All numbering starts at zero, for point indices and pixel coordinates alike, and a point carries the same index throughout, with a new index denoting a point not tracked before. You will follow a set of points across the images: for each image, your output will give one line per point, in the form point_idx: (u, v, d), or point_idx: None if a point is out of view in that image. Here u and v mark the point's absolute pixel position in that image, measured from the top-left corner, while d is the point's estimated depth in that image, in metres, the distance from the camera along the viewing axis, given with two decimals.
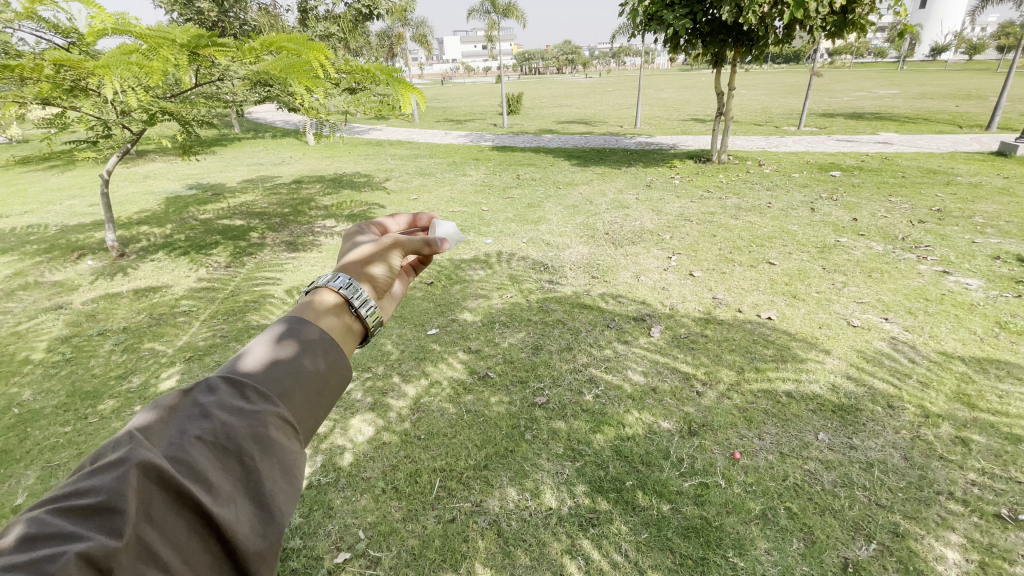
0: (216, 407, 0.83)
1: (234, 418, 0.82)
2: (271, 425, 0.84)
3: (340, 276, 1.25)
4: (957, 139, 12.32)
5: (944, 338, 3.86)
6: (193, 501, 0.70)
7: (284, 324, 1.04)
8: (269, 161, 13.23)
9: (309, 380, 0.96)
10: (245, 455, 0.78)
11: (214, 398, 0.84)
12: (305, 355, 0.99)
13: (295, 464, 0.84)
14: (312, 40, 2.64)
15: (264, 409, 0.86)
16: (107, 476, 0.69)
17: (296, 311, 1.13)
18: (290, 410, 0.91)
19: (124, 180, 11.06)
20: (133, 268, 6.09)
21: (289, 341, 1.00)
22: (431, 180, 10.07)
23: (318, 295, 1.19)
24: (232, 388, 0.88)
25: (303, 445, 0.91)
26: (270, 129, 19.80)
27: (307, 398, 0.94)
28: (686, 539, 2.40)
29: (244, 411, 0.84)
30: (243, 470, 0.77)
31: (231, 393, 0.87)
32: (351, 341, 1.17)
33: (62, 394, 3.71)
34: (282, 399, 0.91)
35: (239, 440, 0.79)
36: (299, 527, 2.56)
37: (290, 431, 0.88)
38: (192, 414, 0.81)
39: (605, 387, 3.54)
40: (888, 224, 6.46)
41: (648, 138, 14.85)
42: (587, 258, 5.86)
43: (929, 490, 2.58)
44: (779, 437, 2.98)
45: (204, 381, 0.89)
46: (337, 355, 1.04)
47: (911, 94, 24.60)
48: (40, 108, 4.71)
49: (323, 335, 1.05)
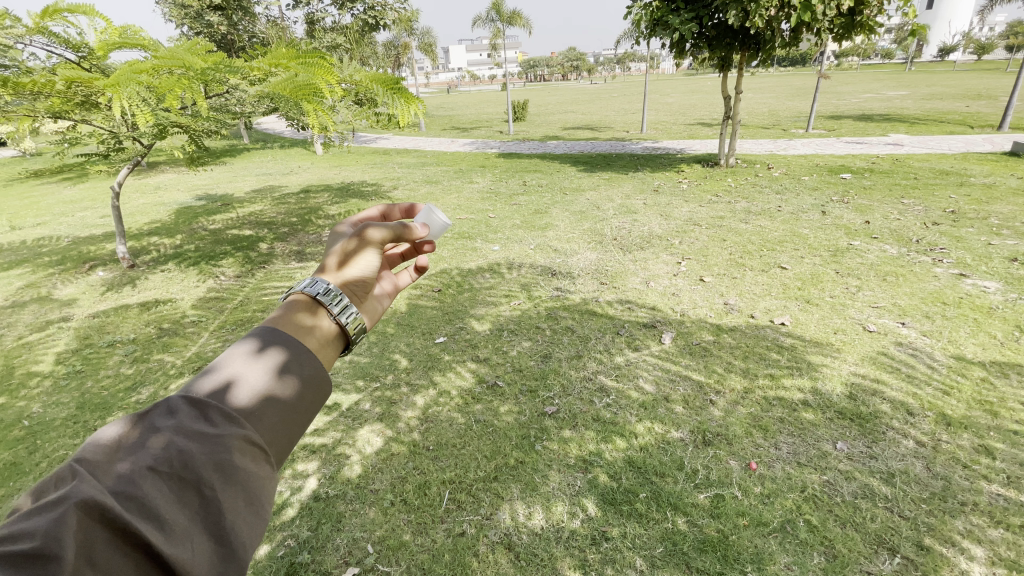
0: (175, 434, 0.80)
1: (193, 444, 0.79)
2: (235, 449, 0.81)
3: (320, 280, 1.23)
4: (969, 140, 12.14)
5: (963, 343, 3.76)
6: (141, 540, 0.66)
7: (254, 339, 1.01)
8: (278, 171, 13.36)
9: (279, 399, 0.93)
10: (203, 484, 0.75)
11: (173, 424, 0.82)
12: (277, 373, 0.95)
13: (260, 491, 0.80)
14: (319, 61, 2.66)
15: (227, 432, 0.82)
16: (44, 519, 0.64)
17: (272, 321, 1.10)
18: (258, 432, 0.87)
19: (135, 192, 11.19)
20: (143, 279, 6.14)
21: (260, 355, 0.97)
22: (438, 188, 10.09)
23: (296, 302, 1.17)
24: (195, 411, 0.85)
25: (273, 469, 0.88)
26: (278, 139, 19.99)
27: (277, 418, 0.91)
28: (702, 553, 2.33)
29: (206, 437, 0.80)
30: (201, 501, 0.74)
31: (192, 417, 0.84)
32: (331, 351, 1.15)
33: (71, 406, 3.71)
34: (250, 420, 0.87)
35: (198, 468, 0.76)
36: (307, 541, 2.53)
37: (259, 453, 0.84)
38: (148, 443, 0.78)
39: (616, 396, 3.48)
40: (901, 226, 6.36)
41: (655, 142, 14.79)
42: (596, 264, 5.83)
43: (953, 501, 2.49)
44: (796, 446, 2.91)
45: (164, 406, 0.86)
46: (314, 368, 1.01)
47: (921, 94, 24.41)
48: (53, 123, 4.77)
49: (300, 347, 1.03)
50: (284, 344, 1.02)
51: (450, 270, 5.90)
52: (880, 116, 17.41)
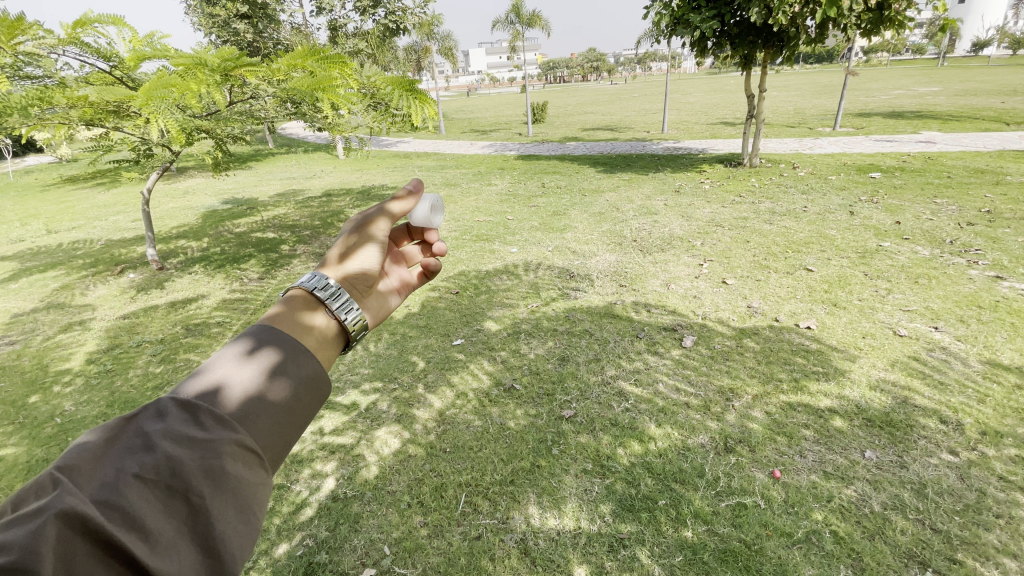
0: (162, 439, 0.80)
1: (181, 450, 0.79)
2: (227, 455, 0.81)
3: (319, 277, 1.26)
4: (1006, 137, 11.67)
5: (1000, 348, 3.60)
6: (124, 553, 0.66)
7: (250, 339, 1.01)
8: (301, 175, 13.61)
9: (273, 404, 0.93)
10: (191, 493, 0.75)
11: (161, 427, 0.81)
12: (272, 376, 0.96)
13: (252, 499, 0.81)
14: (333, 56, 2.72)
15: (219, 437, 0.83)
16: (20, 532, 0.64)
17: (271, 319, 1.11)
18: (250, 436, 0.88)
19: (165, 197, 11.53)
20: (170, 281, 6.32)
21: (252, 359, 0.97)
22: (457, 191, 10.15)
23: (295, 298, 1.20)
24: (185, 414, 0.85)
25: (267, 473, 0.88)
26: (301, 144, 20.40)
27: (272, 421, 0.92)
28: (723, 564, 2.28)
29: (196, 442, 0.80)
30: (189, 511, 0.74)
31: (182, 421, 0.83)
32: (330, 351, 1.17)
33: (102, 403, 3.84)
34: (242, 423, 0.88)
35: (186, 476, 0.76)
36: (325, 541, 2.55)
37: (252, 459, 0.85)
38: (134, 448, 0.78)
39: (634, 401, 3.43)
40: (933, 227, 6.13)
41: (676, 142, 14.60)
42: (615, 266, 5.77)
43: (989, 514, 2.38)
44: (822, 454, 2.82)
45: (152, 409, 0.85)
46: (312, 369, 1.02)
47: (953, 90, 23.65)
48: (86, 130, 4.94)
49: (296, 346, 1.04)
50: (280, 344, 1.02)
51: (468, 272, 5.91)
52: (912, 113, 16.85)
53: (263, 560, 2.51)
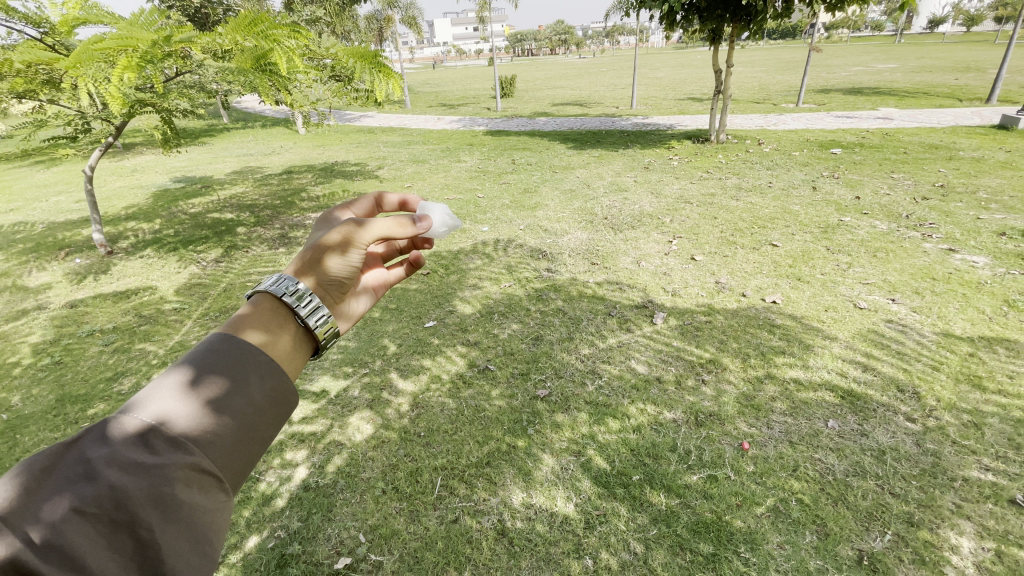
0: (106, 465, 0.74)
1: (127, 478, 0.73)
2: (178, 481, 0.75)
3: (287, 280, 1.19)
4: (957, 113, 12.13)
5: (952, 319, 3.77)
6: None
7: (208, 349, 0.93)
8: (260, 151, 13.00)
9: (233, 423, 0.86)
10: (138, 525, 0.70)
11: (106, 451, 0.75)
12: (231, 387, 0.89)
13: (206, 527, 0.76)
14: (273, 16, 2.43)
15: (170, 461, 0.76)
16: None
17: (236, 324, 1.04)
18: (207, 457, 0.82)
19: (111, 176, 10.81)
20: (122, 266, 5.97)
21: (205, 373, 0.89)
22: (425, 168, 9.90)
23: (261, 300, 1.13)
24: (134, 436, 0.79)
25: (225, 496, 0.83)
26: (260, 119, 19.50)
27: (233, 440, 0.86)
28: (695, 535, 2.34)
29: (143, 469, 0.74)
30: (136, 545, 0.69)
31: (129, 444, 0.77)
32: (299, 358, 1.11)
33: (52, 398, 3.62)
34: (199, 444, 0.82)
35: (134, 506, 0.70)
36: (298, 532, 2.49)
37: (208, 482, 0.79)
38: (75, 478, 0.72)
39: (608, 378, 3.45)
40: (891, 201, 6.35)
41: (645, 119, 14.57)
42: (586, 244, 5.75)
43: (943, 477, 2.50)
44: (788, 425, 2.91)
45: (95, 432, 0.78)
46: (276, 382, 0.95)
47: (908, 67, 24.41)
48: (18, 104, 4.54)
49: (258, 356, 0.97)
50: (240, 354, 0.94)
51: (438, 252, 5.79)
52: (871, 89, 17.34)
53: (233, 554, 2.43)
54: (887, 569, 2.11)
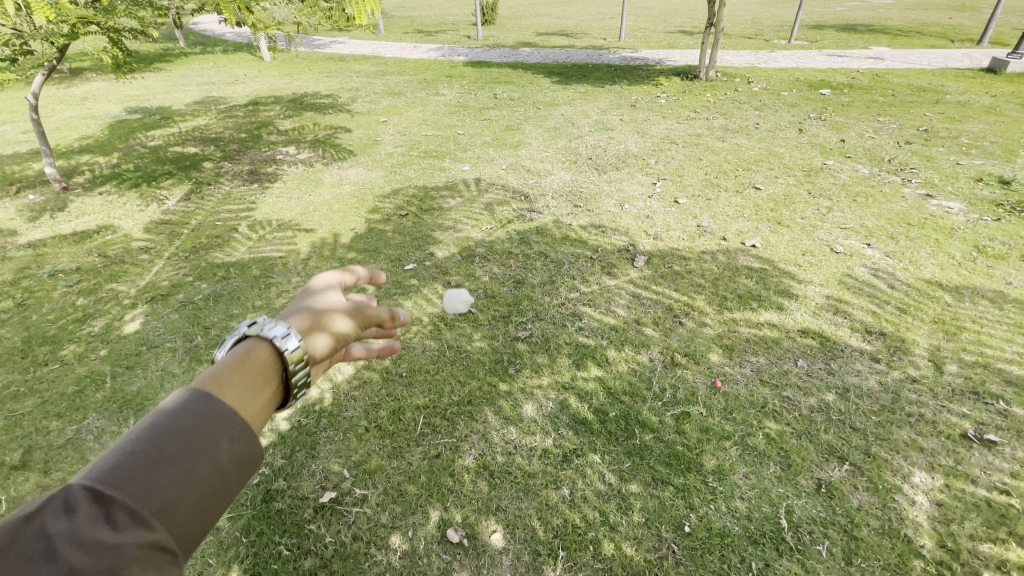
0: (62, 546, 0.64)
1: (86, 561, 0.63)
2: (139, 562, 0.66)
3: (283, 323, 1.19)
4: (949, 54, 11.90)
5: (923, 264, 3.86)
6: None
7: (179, 411, 0.85)
8: (223, 80, 12.12)
9: (201, 495, 0.78)
10: None
11: (62, 529, 0.65)
12: (206, 455, 0.81)
13: None
14: None
15: (133, 540, 0.68)
16: None
17: (209, 380, 0.97)
18: (169, 535, 0.73)
19: (61, 105, 10.01)
20: (81, 203, 5.64)
21: (176, 438, 0.81)
22: (402, 101, 9.39)
23: (241, 354, 1.09)
24: (94, 509, 0.69)
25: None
26: (220, 43, 18.06)
27: (197, 512, 0.78)
28: (667, 467, 2.46)
29: (102, 549, 0.65)
30: None
31: (89, 521, 0.67)
32: (267, 413, 1.05)
33: (20, 340, 3.51)
34: (162, 518, 0.73)
35: None
36: (282, 469, 2.53)
37: (166, 564, 0.71)
38: (20, 558, 0.62)
39: (588, 321, 3.49)
40: (875, 145, 6.32)
41: (632, 52, 13.92)
42: (569, 185, 5.64)
43: (901, 413, 2.65)
44: (759, 365, 3.02)
45: (44, 501, 0.67)
46: (248, 445, 0.88)
47: (904, 3, 23.61)
48: None
49: (233, 417, 0.89)
50: (214, 415, 0.87)
51: (417, 192, 5.62)
52: (864, 26, 16.80)
53: None
54: (842, 496, 2.27)
